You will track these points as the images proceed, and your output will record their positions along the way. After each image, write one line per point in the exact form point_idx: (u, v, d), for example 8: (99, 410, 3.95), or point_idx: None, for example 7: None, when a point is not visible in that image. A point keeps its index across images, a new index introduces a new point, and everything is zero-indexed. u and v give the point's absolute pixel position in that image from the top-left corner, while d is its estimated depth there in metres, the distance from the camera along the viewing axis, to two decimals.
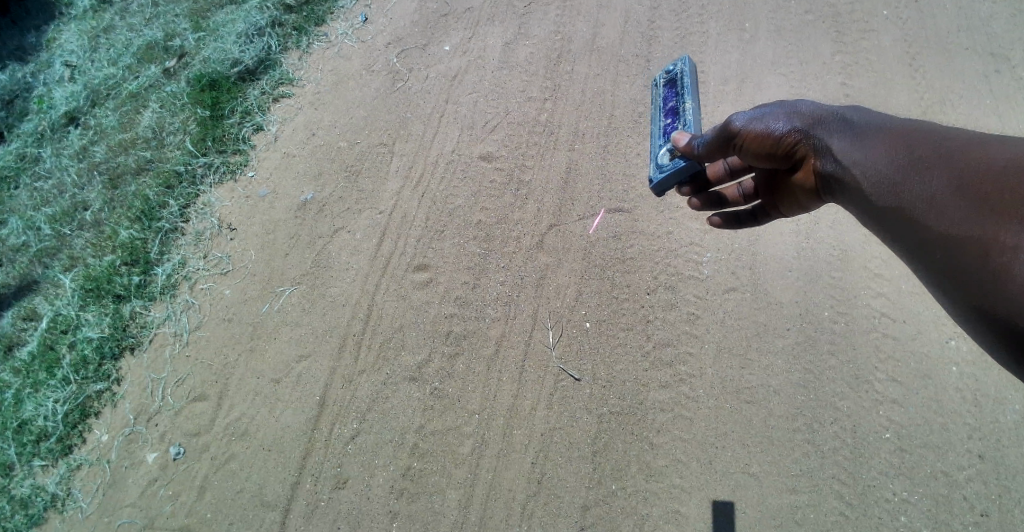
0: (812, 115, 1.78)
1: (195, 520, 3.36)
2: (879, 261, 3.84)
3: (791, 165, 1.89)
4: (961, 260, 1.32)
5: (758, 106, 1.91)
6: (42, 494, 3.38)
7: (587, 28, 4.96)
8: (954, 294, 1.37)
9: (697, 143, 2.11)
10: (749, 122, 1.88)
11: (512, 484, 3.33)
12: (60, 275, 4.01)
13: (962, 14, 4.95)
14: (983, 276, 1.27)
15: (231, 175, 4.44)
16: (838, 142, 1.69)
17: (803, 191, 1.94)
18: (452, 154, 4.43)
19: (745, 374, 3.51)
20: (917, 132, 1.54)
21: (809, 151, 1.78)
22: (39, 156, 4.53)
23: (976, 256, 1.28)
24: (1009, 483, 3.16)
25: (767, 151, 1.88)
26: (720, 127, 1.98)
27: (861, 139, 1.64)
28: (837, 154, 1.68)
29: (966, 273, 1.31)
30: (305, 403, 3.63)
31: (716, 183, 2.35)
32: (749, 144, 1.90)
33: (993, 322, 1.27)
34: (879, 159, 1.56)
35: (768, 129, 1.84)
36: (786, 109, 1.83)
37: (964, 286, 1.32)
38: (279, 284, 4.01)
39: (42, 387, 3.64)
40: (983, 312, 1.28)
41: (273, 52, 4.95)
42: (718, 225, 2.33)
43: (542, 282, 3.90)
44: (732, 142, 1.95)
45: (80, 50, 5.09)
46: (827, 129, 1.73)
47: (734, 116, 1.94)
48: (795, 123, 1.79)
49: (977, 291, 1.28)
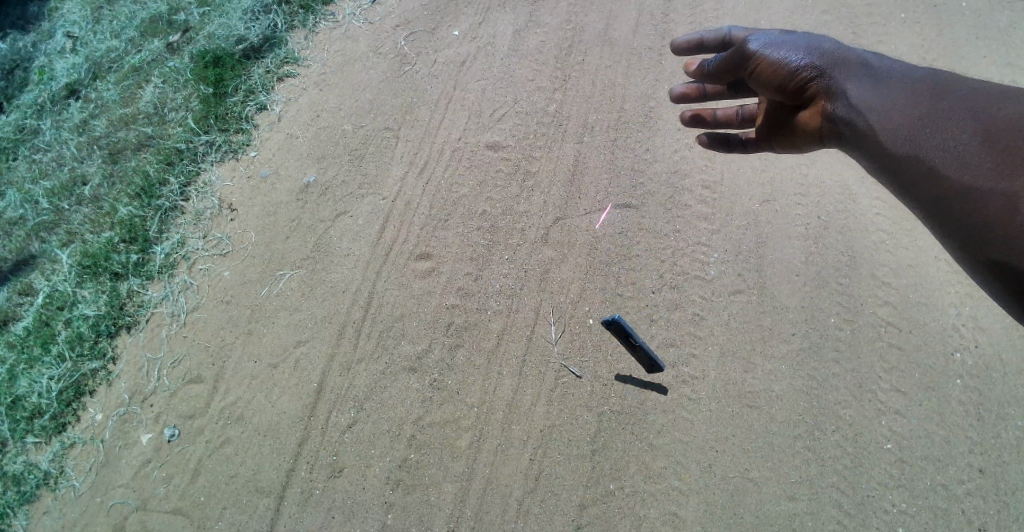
0: (833, 55, 1.85)
1: (187, 503, 3.33)
2: (887, 268, 3.79)
3: (801, 102, 1.94)
4: (983, 213, 1.47)
5: (778, 35, 1.93)
6: (35, 471, 3.34)
7: (600, 18, 4.86)
8: (963, 244, 1.53)
9: (709, 60, 2.08)
10: (766, 48, 1.91)
11: (509, 480, 3.30)
12: (57, 250, 3.95)
13: (981, 21, 4.86)
14: (1004, 229, 1.43)
15: (233, 154, 4.36)
16: (855, 86, 1.80)
17: (804, 136, 1.99)
18: (459, 142, 4.36)
19: (748, 378, 3.47)
20: (935, 89, 1.69)
21: (821, 92, 1.86)
22: (38, 128, 4.44)
23: (1001, 210, 1.44)
24: (1009, 499, 3.14)
25: (777, 82, 1.92)
26: (736, 46, 1.99)
27: (882, 88, 1.76)
28: (851, 98, 1.79)
29: (988, 227, 1.46)
30: (303, 390, 3.60)
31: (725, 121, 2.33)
32: (761, 71, 1.93)
33: (1007, 274, 1.44)
34: (899, 109, 1.69)
35: (785, 59, 1.88)
36: (808, 43, 1.89)
37: (982, 239, 1.48)
38: (279, 268, 3.96)
39: (36, 364, 3.58)
40: (997, 263, 1.45)
41: (279, 30, 4.85)
42: (705, 144, 2.32)
43: (546, 276, 3.85)
44: (746, 65, 1.97)
45: (83, 22, 4.98)
46: (846, 73, 1.82)
47: (753, 38, 1.95)
48: (815, 60, 1.86)
49: (996, 243, 1.44)
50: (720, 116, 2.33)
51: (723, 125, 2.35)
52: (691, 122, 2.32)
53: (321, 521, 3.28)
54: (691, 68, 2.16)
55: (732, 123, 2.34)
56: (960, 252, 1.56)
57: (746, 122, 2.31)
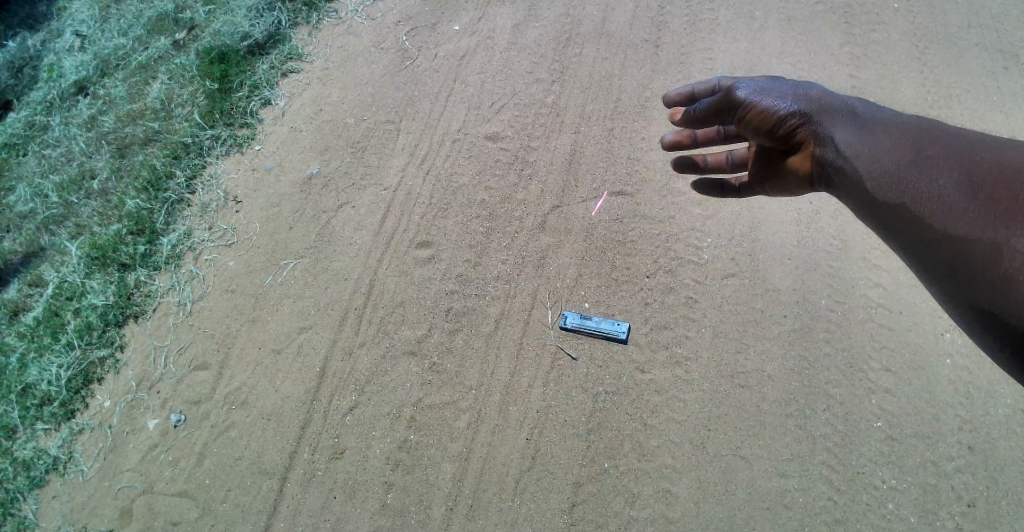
0: (821, 102, 1.88)
1: (193, 485, 3.41)
2: (879, 252, 3.86)
3: (789, 148, 1.97)
4: (967, 258, 1.44)
5: (763, 81, 1.97)
6: (44, 456, 3.43)
7: (597, 11, 4.96)
8: (952, 290, 1.49)
9: (697, 106, 2.12)
10: (755, 95, 1.94)
11: (506, 459, 3.38)
12: (66, 242, 4.05)
13: (974, 9, 4.94)
14: (992, 278, 1.38)
15: (239, 148, 4.47)
16: (841, 132, 1.82)
17: (794, 179, 2.02)
18: (458, 133, 4.45)
19: (741, 358, 3.55)
20: (919, 132, 1.72)
21: (809, 136, 1.89)
22: (48, 124, 4.54)
23: (984, 255, 1.41)
24: (997, 474, 3.21)
25: (767, 128, 1.95)
26: (723, 92, 2.03)
27: (868, 134, 1.79)
28: (839, 143, 1.81)
29: (971, 272, 1.43)
30: (306, 373, 3.68)
31: (717, 171, 2.31)
32: (752, 117, 1.96)
33: (995, 323, 1.39)
34: (885, 154, 1.71)
35: (774, 106, 1.91)
36: (795, 90, 1.93)
37: (969, 287, 1.43)
38: (283, 257, 4.05)
39: (46, 352, 3.68)
40: (985, 314, 1.40)
41: (283, 27, 4.96)
42: (701, 191, 2.27)
43: (543, 262, 3.93)
44: (735, 112, 2.00)
45: (90, 21, 5.09)
46: (831, 118, 1.85)
47: (740, 85, 1.98)
48: (802, 106, 1.89)
49: (985, 293, 1.39)
50: (711, 162, 2.30)
51: (714, 171, 2.33)
52: (682, 167, 2.29)
53: (324, 501, 3.36)
54: (676, 116, 2.23)
55: (723, 168, 2.31)
56: (948, 297, 1.52)
57: (737, 166, 2.28)
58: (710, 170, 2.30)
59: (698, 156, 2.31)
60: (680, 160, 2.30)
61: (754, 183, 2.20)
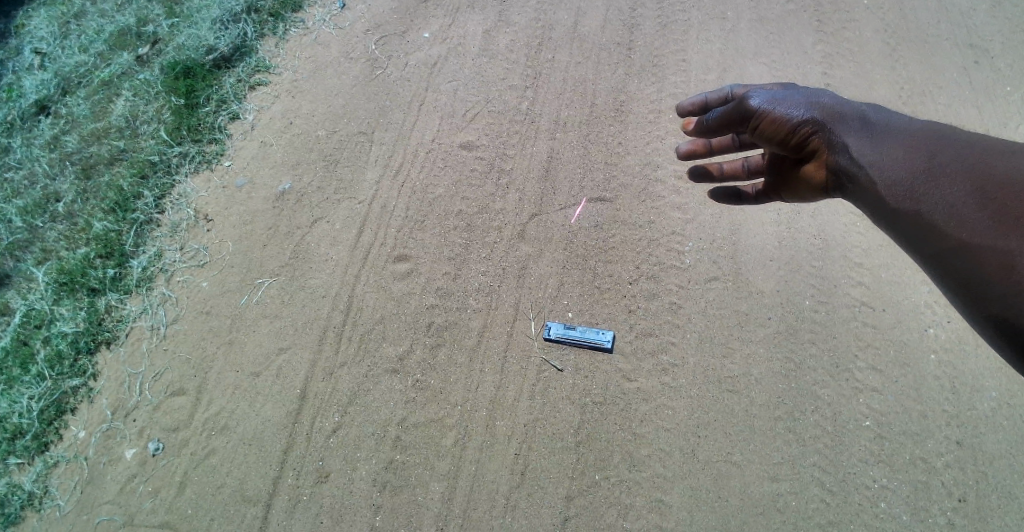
0: (834, 110, 1.81)
1: (175, 516, 3.30)
2: (860, 249, 3.85)
3: (802, 156, 1.91)
4: (979, 266, 1.42)
5: (777, 89, 1.91)
6: (18, 492, 3.29)
7: (569, 15, 4.89)
8: (961, 298, 1.47)
9: (709, 115, 2.04)
10: (768, 103, 1.87)
11: (495, 476, 3.32)
12: (32, 268, 3.89)
13: (943, 3, 4.96)
14: (1008, 290, 1.35)
15: (207, 165, 4.34)
16: (854, 141, 1.76)
17: (808, 187, 1.96)
18: (432, 143, 4.37)
19: (727, 363, 3.51)
20: (930, 136, 1.66)
21: (823, 145, 1.82)
22: (8, 146, 4.35)
23: (999, 267, 1.38)
24: (986, 468, 3.21)
25: (779, 138, 1.88)
26: (736, 102, 1.95)
27: (879, 141, 1.72)
28: (853, 152, 1.75)
29: (984, 283, 1.40)
30: (286, 396, 3.59)
31: (733, 179, 2.17)
32: (765, 127, 1.89)
33: (1007, 332, 1.36)
34: (896, 160, 1.65)
35: (787, 114, 1.84)
36: (807, 98, 1.86)
37: (983, 298, 1.40)
38: (258, 276, 3.94)
39: (15, 384, 3.53)
40: (1000, 323, 1.37)
41: (249, 39, 4.83)
42: (717, 200, 2.17)
43: (524, 273, 3.87)
44: (747, 122, 1.93)
45: (50, 37, 4.88)
46: (844, 127, 1.79)
47: (753, 94, 1.92)
48: (815, 114, 1.82)
49: (1001, 304, 1.36)
50: (726, 170, 2.17)
51: (730, 180, 2.19)
52: (697, 177, 2.20)
53: (311, 526, 3.28)
54: (689, 127, 2.14)
55: (739, 176, 2.17)
56: (963, 306, 1.49)
57: (752, 174, 2.15)
58: (724, 179, 2.18)
59: (712, 166, 2.19)
60: (693, 170, 2.21)
61: (769, 191, 2.12)
